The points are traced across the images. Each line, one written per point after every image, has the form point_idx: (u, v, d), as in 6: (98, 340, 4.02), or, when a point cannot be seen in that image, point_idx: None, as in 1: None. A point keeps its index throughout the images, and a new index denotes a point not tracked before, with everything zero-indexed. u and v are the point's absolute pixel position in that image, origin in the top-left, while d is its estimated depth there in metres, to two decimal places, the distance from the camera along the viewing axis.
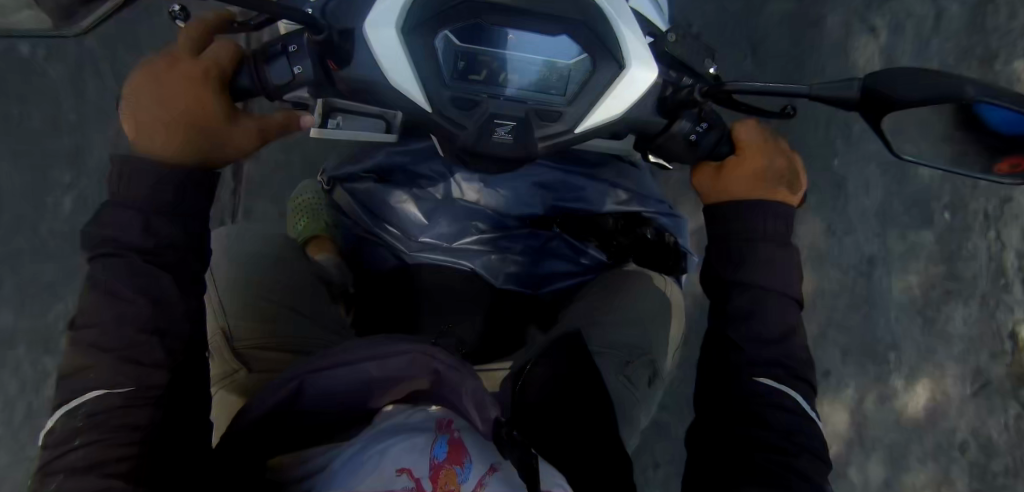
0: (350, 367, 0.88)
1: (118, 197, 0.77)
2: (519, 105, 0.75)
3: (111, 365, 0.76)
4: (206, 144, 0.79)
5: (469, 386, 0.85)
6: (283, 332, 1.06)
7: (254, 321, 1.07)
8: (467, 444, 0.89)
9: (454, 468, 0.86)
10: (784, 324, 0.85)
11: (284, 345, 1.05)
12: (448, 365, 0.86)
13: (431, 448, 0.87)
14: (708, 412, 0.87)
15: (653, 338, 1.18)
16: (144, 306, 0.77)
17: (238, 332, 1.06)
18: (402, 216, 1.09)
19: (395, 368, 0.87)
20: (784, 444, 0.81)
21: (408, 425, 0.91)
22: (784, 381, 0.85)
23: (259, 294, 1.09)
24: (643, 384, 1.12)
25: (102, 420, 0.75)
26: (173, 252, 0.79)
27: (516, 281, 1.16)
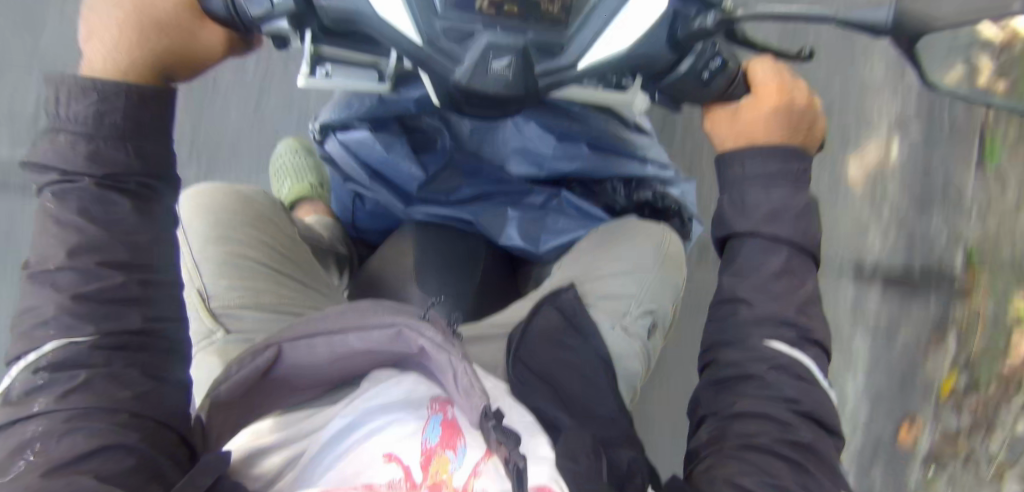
0: (331, 338, 0.88)
1: (61, 121, 0.63)
2: (517, 35, 0.67)
3: (65, 307, 0.65)
4: (161, 46, 0.66)
5: (455, 366, 0.82)
6: (263, 290, 0.99)
7: (228, 277, 0.99)
8: (461, 423, 0.83)
9: (447, 453, 0.79)
10: (795, 280, 0.81)
11: (264, 302, 0.98)
12: (432, 343, 0.84)
13: (423, 433, 0.81)
14: (716, 384, 0.83)
15: (653, 287, 1.08)
16: (100, 237, 0.65)
17: (211, 290, 0.98)
18: (399, 169, 1.05)
19: (380, 342, 0.87)
20: (787, 415, 0.77)
21: (395, 403, 0.86)
22: (795, 344, 0.80)
23: (232, 248, 1.01)
24: (641, 338, 1.05)
25: (65, 375, 0.64)
26: (134, 180, 0.66)
27: (521, 236, 1.12)
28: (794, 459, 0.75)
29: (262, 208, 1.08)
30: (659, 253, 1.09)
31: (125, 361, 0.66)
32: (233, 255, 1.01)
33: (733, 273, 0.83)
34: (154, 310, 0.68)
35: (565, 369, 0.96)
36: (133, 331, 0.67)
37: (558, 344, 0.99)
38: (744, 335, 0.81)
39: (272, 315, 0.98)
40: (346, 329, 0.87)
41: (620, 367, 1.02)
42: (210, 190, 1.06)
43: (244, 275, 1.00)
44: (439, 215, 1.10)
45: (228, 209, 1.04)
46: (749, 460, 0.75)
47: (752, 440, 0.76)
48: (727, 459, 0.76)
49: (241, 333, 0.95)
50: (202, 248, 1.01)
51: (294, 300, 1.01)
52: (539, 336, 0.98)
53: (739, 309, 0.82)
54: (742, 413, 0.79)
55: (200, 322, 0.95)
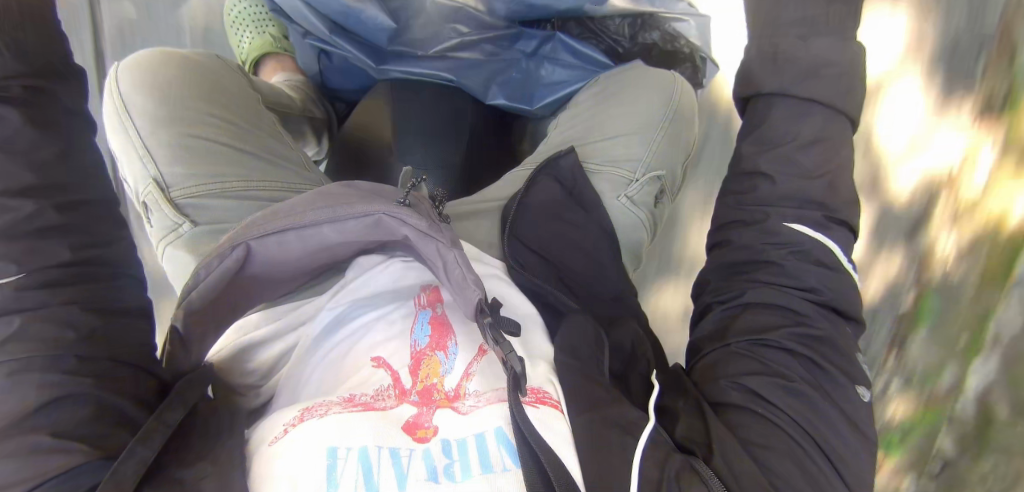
0: (305, 231, 0.69)
1: None
2: None
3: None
4: None
5: (447, 256, 0.70)
6: (230, 173, 0.86)
7: (186, 162, 0.85)
8: (452, 322, 0.74)
9: (437, 355, 0.70)
10: (828, 150, 0.69)
11: (232, 188, 0.85)
12: (417, 230, 0.70)
13: (411, 333, 0.72)
14: (720, 273, 0.74)
15: (661, 147, 0.96)
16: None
17: (169, 178, 0.84)
18: (366, 20, 0.91)
19: (362, 232, 0.72)
20: (807, 309, 0.68)
21: (382, 296, 0.77)
22: (821, 226, 0.69)
23: (184, 124, 0.87)
24: (647, 205, 0.95)
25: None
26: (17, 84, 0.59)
27: (510, 92, 1.01)
28: (811, 358, 0.67)
29: (209, 72, 0.94)
30: (667, 107, 0.96)
31: (67, 299, 0.60)
32: (183, 131, 0.87)
33: (755, 143, 0.72)
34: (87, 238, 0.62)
35: (563, 244, 0.86)
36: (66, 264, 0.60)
37: (552, 215, 0.88)
38: (761, 215, 0.71)
39: (244, 203, 0.85)
40: (322, 221, 0.69)
41: (621, 237, 0.94)
42: (149, 57, 0.91)
43: (201, 153, 0.86)
44: (417, 72, 0.97)
45: (172, 81, 0.90)
46: (763, 360, 0.68)
47: (765, 338, 0.68)
48: (735, 357, 0.69)
49: (212, 222, 0.83)
50: (148, 125, 0.86)
51: (264, 176, 0.88)
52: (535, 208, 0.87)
53: (758, 185, 0.71)
54: (751, 304, 0.71)
55: (161, 215, 0.83)
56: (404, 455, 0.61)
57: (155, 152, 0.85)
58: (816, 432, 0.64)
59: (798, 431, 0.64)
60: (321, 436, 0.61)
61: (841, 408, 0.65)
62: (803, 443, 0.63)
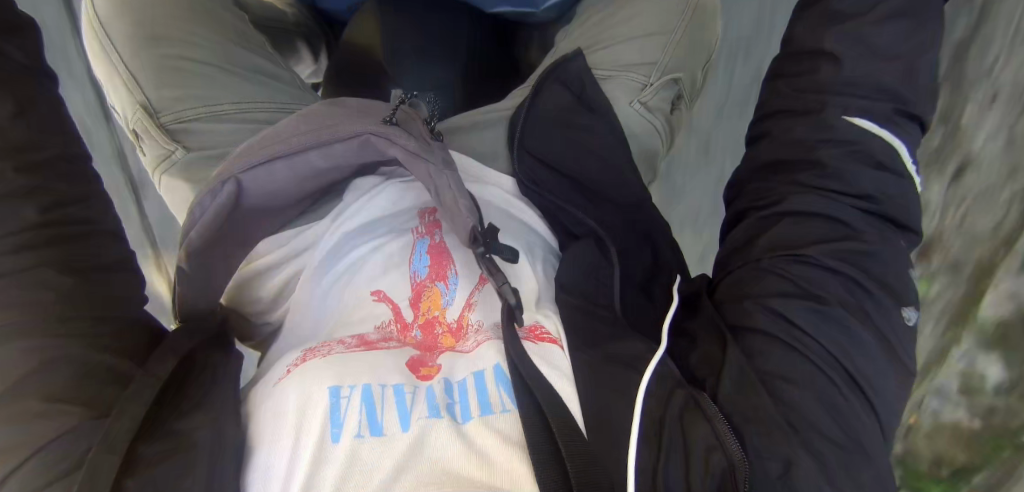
0: (291, 160, 0.61)
1: None
2: None
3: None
4: None
5: (440, 180, 0.61)
6: (218, 97, 0.78)
7: (169, 86, 0.77)
8: (452, 251, 0.67)
9: (437, 286, 0.65)
10: (910, 25, 0.65)
11: (223, 115, 0.77)
12: (405, 152, 0.61)
13: (410, 264, 0.66)
14: (766, 173, 0.67)
15: (682, 46, 0.87)
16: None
17: (155, 104, 0.77)
18: None
19: (352, 154, 0.63)
20: (849, 216, 0.61)
21: (379, 222, 0.70)
22: (886, 121, 0.63)
23: (167, 42, 0.79)
24: (664, 111, 0.88)
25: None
26: None
27: (511, 1, 0.92)
28: (853, 277, 0.59)
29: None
30: (688, 0, 0.87)
31: (46, 251, 0.52)
32: (164, 53, 0.78)
33: (825, 26, 0.66)
34: (58, 196, 0.54)
35: (579, 155, 0.77)
36: (37, 225, 0.52)
37: (562, 124, 0.79)
38: (820, 106, 0.65)
39: (236, 128, 0.77)
40: (306, 146, 0.60)
41: (637, 145, 0.87)
42: None
43: (185, 76, 0.78)
44: None
45: None
46: (797, 280, 0.59)
47: (800, 251, 0.60)
48: (764, 274, 0.61)
49: (202, 148, 0.76)
50: (126, 50, 0.78)
51: (257, 95, 0.80)
52: (554, 118, 0.79)
53: (820, 68, 0.66)
54: (789, 213, 0.63)
55: (151, 144, 0.76)
56: (408, 394, 0.55)
57: (140, 79, 0.77)
58: (848, 360, 0.56)
59: (829, 363, 0.56)
60: (321, 378, 0.54)
61: (885, 336, 0.57)
62: (830, 376, 0.55)
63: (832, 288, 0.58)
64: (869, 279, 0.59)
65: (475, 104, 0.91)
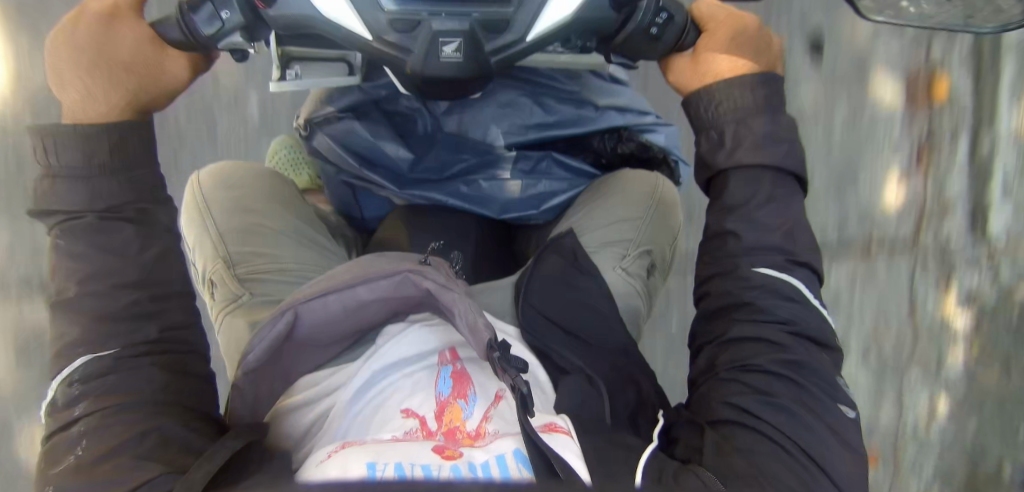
0: (340, 293, 0.82)
1: (58, 168, 0.70)
2: (462, 19, 0.70)
3: (87, 327, 0.71)
4: (133, 84, 0.74)
5: (459, 304, 0.81)
6: (287, 258, 1.00)
7: (249, 248, 1.00)
8: (470, 375, 0.83)
9: (459, 402, 0.79)
10: (780, 205, 0.81)
11: (288, 272, 0.99)
12: (435, 284, 0.82)
13: (436, 386, 0.81)
14: (715, 315, 0.84)
15: (650, 230, 1.12)
16: (111, 261, 0.71)
17: (236, 260, 0.99)
18: (388, 157, 1.07)
19: (390, 290, 0.84)
20: (782, 336, 0.78)
21: (408, 355, 0.86)
22: (782, 268, 0.80)
23: (252, 214, 1.03)
24: (641, 277, 1.09)
25: (98, 383, 0.70)
26: (131, 208, 0.73)
27: (514, 205, 1.13)
28: (794, 378, 0.75)
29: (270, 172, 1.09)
30: (652, 200, 1.13)
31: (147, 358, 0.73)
32: (248, 221, 1.02)
33: (720, 209, 0.82)
34: (168, 320, 0.75)
35: (571, 306, 0.97)
36: (152, 341, 0.73)
37: (566, 283, 1.00)
38: (733, 264, 0.81)
39: (296, 279, 0.99)
40: (357, 281, 0.82)
41: (626, 307, 1.06)
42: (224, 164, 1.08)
43: (260, 239, 1.01)
44: (431, 193, 1.10)
45: (240, 177, 1.06)
46: (748, 383, 0.76)
47: (748, 362, 0.77)
48: (724, 382, 0.78)
49: (267, 295, 0.97)
50: (220, 214, 1.03)
51: (313, 259, 1.02)
52: (557, 283, 0.99)
53: (727, 241, 0.82)
54: (735, 339, 0.79)
55: (224, 288, 0.97)
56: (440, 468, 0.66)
57: (226, 237, 1.01)
58: (799, 437, 0.71)
59: (781, 436, 0.71)
60: (364, 456, 0.67)
61: (829, 424, 0.72)
62: (789, 448, 0.70)
63: (776, 385, 0.75)
64: (805, 379, 0.75)
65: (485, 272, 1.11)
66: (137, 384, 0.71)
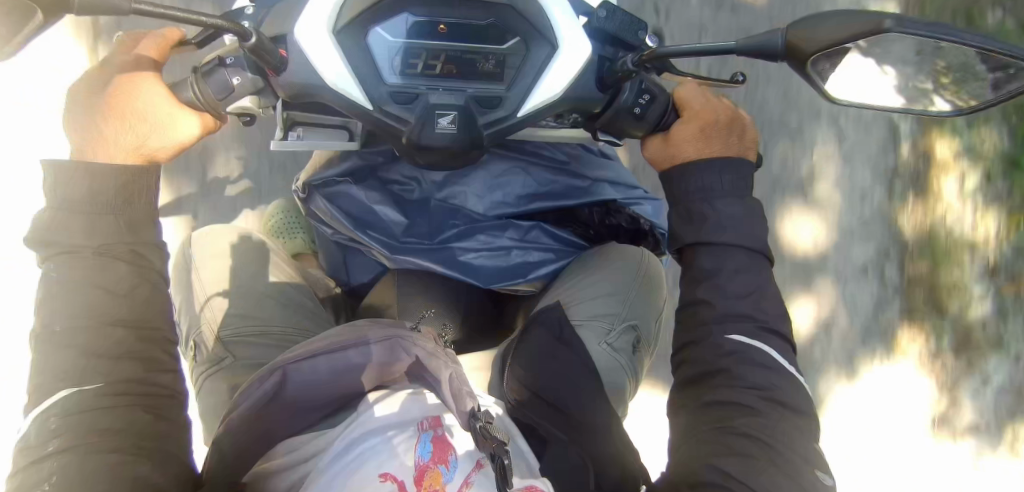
0: (328, 356, 0.85)
1: (59, 211, 0.73)
2: (457, 93, 0.76)
3: (75, 363, 0.73)
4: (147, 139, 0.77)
5: (446, 371, 0.83)
6: (274, 321, 1.00)
7: (234, 311, 0.99)
8: (451, 440, 0.85)
9: (439, 468, 0.82)
10: (750, 277, 0.84)
11: (273, 335, 0.98)
12: (425, 353, 0.85)
13: (415, 449, 0.82)
14: (693, 379, 0.86)
15: (635, 305, 1.15)
16: (105, 299, 0.74)
17: (219, 323, 0.99)
18: (382, 220, 1.11)
19: (379, 356, 0.86)
20: (759, 403, 0.82)
21: (394, 420, 0.86)
22: (754, 334, 0.84)
23: (238, 284, 1.02)
24: (625, 352, 1.11)
25: (71, 424, 0.72)
26: (131, 253, 0.76)
27: (502, 276, 1.14)
28: (766, 443, 0.80)
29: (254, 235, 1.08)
30: (636, 274, 1.15)
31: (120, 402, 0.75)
32: (239, 282, 1.02)
33: (693, 279, 0.85)
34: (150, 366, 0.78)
35: (553, 379, 0.99)
36: (138, 379, 0.77)
37: (546, 355, 1.02)
38: (706, 332, 0.84)
39: (281, 340, 0.98)
40: (348, 345, 0.85)
41: (607, 378, 1.08)
42: (211, 229, 1.07)
43: (250, 301, 1.01)
44: (420, 261, 1.11)
45: (230, 242, 1.05)
46: (732, 448, 0.79)
47: (731, 426, 0.81)
48: (704, 445, 0.81)
49: (249, 359, 0.96)
50: (209, 274, 1.03)
51: (303, 322, 1.02)
52: (540, 361, 1.01)
53: (699, 310, 0.85)
54: (713, 402, 0.83)
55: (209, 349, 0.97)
56: None
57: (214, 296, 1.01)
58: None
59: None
60: None
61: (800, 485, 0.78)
62: None
63: (753, 449, 0.79)
64: (779, 442, 0.80)
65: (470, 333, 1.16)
66: (117, 422, 0.74)
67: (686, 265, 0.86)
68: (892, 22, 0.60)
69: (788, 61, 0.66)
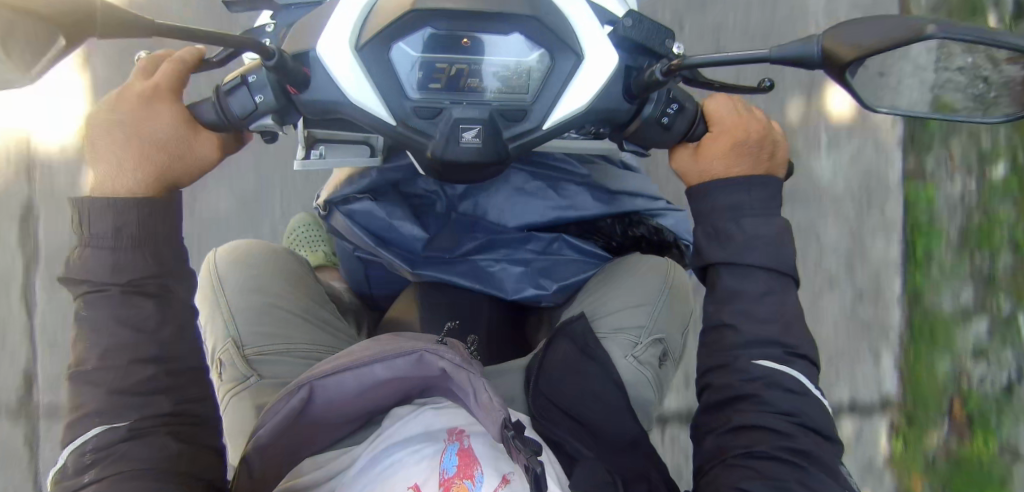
0: (356, 371, 0.80)
1: (90, 238, 0.74)
2: (482, 107, 0.73)
3: (104, 400, 0.75)
4: (165, 163, 0.75)
5: (476, 383, 0.77)
6: (301, 338, 0.99)
7: (260, 326, 0.98)
8: (478, 453, 0.81)
9: (465, 482, 0.77)
10: (778, 300, 0.82)
11: (301, 352, 0.97)
12: (452, 363, 0.78)
13: (440, 462, 0.79)
14: (716, 404, 0.85)
15: (660, 318, 1.12)
16: (129, 335, 0.75)
17: (244, 338, 0.97)
18: (402, 232, 1.08)
19: (406, 369, 0.81)
20: (789, 428, 0.80)
21: (420, 437, 0.83)
22: (783, 360, 0.82)
23: (264, 292, 1.01)
24: (652, 365, 1.08)
25: (107, 456, 0.74)
26: (152, 283, 0.76)
27: (526, 284, 1.13)
28: (797, 463, 0.79)
29: (281, 252, 1.08)
30: (663, 283, 1.13)
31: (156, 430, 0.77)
32: (265, 301, 1.00)
33: (715, 302, 0.84)
34: (182, 394, 0.80)
35: (582, 396, 0.97)
36: (167, 413, 0.78)
37: (572, 369, 1.00)
38: (732, 357, 0.83)
39: (306, 359, 0.97)
40: (372, 359, 0.80)
41: (633, 393, 1.05)
42: (244, 242, 1.07)
43: (277, 320, 0.99)
44: (445, 274, 1.11)
45: (257, 256, 1.05)
46: (762, 472, 0.78)
47: (754, 451, 0.80)
48: (732, 469, 0.81)
49: (273, 377, 0.94)
50: (236, 296, 1.01)
51: (326, 341, 1.01)
52: (566, 374, 0.99)
53: (724, 333, 0.83)
54: (737, 427, 0.82)
55: (232, 368, 0.94)
56: None
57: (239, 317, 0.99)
58: None
59: None
60: None
61: None
62: None
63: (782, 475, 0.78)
64: (809, 466, 0.79)
65: (494, 346, 1.15)
66: (152, 453, 0.76)
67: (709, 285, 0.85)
68: (935, 28, 0.58)
69: (828, 67, 0.64)
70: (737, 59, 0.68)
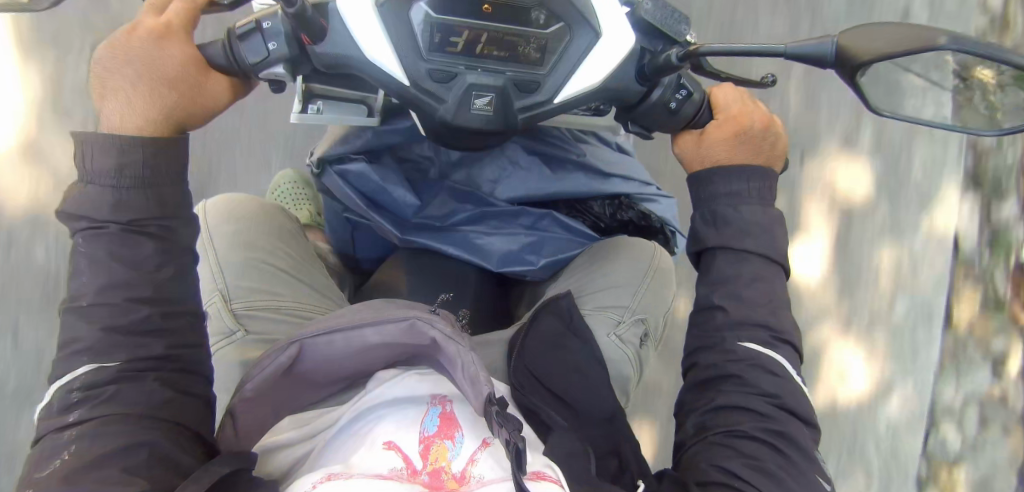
0: (346, 333, 0.81)
1: (88, 174, 0.73)
2: (497, 75, 0.74)
3: (98, 334, 0.75)
4: (176, 100, 0.76)
5: (463, 356, 0.78)
6: (290, 296, 0.99)
7: (248, 281, 0.97)
8: (459, 417, 0.82)
9: (445, 442, 0.78)
10: (767, 286, 0.84)
11: (288, 310, 0.97)
12: (442, 333, 0.80)
13: (420, 422, 0.80)
14: (698, 384, 0.87)
15: (642, 298, 1.14)
16: (126, 274, 0.75)
17: (233, 293, 0.97)
18: (394, 198, 1.09)
19: (395, 334, 0.81)
20: (765, 410, 0.81)
21: (404, 397, 0.84)
22: (768, 344, 0.84)
23: (252, 247, 1.00)
24: (633, 344, 1.11)
25: (93, 395, 0.74)
26: (151, 224, 0.75)
27: (511, 256, 1.14)
28: (777, 446, 0.80)
29: (266, 205, 1.07)
30: (647, 268, 1.15)
31: (138, 374, 0.76)
32: (252, 257, 0.99)
33: (710, 285, 0.86)
34: (177, 340, 0.79)
35: (562, 371, 0.98)
36: (160, 357, 0.77)
37: (557, 345, 1.01)
38: (719, 338, 0.85)
39: (292, 316, 0.97)
40: (365, 322, 0.80)
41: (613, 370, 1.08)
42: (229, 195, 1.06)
43: (264, 275, 0.99)
44: (433, 245, 1.13)
45: (245, 210, 1.04)
46: (743, 451, 0.80)
47: (734, 428, 0.82)
48: (713, 447, 0.82)
49: (261, 333, 0.95)
50: (223, 251, 0.99)
51: (312, 298, 1.01)
52: (548, 356, 0.99)
53: (715, 315, 0.86)
54: (721, 407, 0.83)
55: (219, 322, 0.94)
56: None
57: (224, 274, 0.98)
58: None
59: None
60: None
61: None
62: None
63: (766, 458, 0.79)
64: (792, 451, 0.80)
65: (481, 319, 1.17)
66: (136, 399, 0.75)
67: (706, 268, 0.87)
68: (947, 40, 0.60)
69: (839, 67, 0.66)
70: (750, 52, 0.70)
